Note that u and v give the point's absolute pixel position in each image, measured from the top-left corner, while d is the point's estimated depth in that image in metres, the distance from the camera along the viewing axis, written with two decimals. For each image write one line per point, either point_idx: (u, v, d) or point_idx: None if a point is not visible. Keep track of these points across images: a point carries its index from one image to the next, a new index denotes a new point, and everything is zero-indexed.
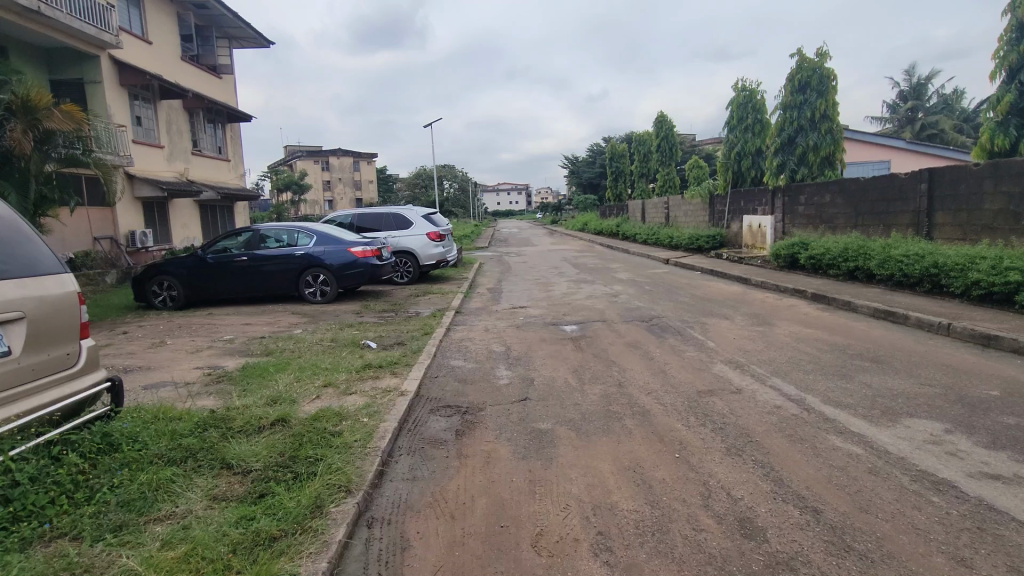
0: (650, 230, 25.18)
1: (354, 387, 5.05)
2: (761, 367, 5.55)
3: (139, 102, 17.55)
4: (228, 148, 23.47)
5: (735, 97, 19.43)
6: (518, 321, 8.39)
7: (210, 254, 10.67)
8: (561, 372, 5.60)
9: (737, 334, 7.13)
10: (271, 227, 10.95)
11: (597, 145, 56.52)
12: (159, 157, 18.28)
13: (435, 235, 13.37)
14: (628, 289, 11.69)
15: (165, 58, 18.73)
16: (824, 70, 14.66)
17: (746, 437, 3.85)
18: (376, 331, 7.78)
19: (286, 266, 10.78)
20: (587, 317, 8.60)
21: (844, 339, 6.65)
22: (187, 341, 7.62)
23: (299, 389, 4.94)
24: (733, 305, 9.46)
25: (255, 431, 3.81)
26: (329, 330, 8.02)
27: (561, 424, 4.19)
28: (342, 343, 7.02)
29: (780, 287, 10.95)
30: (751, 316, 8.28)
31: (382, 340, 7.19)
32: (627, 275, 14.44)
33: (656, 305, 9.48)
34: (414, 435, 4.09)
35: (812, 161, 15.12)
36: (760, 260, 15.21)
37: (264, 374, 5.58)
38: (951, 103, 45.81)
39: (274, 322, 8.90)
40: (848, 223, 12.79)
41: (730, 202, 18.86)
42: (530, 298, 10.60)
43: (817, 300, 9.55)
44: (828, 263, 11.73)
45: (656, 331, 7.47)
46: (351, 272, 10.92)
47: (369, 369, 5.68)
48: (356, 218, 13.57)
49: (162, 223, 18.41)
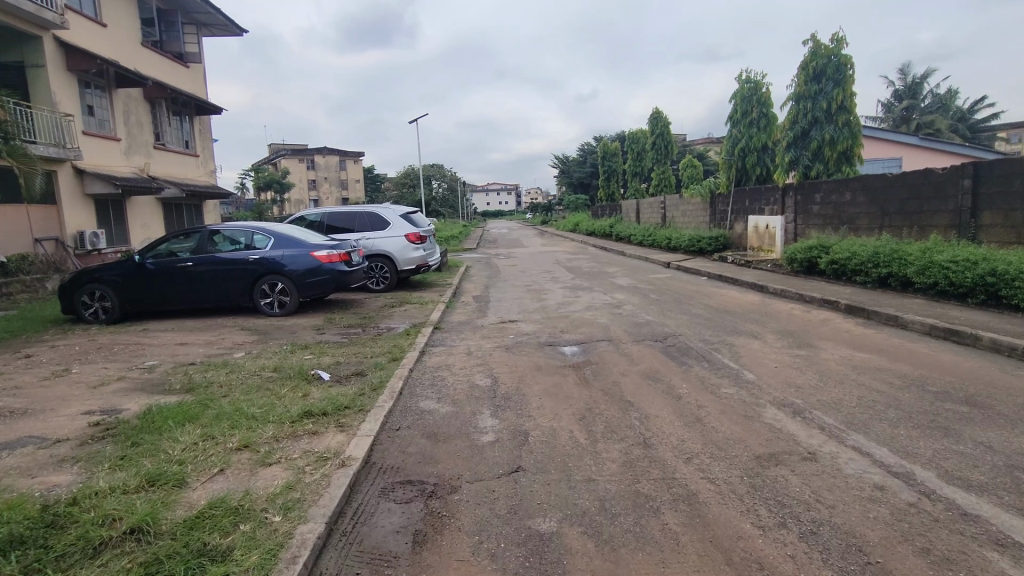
0: (646, 231, 23.94)
1: (279, 452, 3.64)
2: (827, 413, 4.21)
3: (91, 90, 16.00)
4: (196, 142, 21.90)
5: (739, 89, 18.09)
6: (506, 341, 7.02)
7: (150, 259, 9.21)
8: (565, 421, 4.23)
9: (775, 359, 5.79)
10: (223, 227, 9.50)
11: (588, 144, 55.28)
12: (115, 150, 16.75)
13: (415, 236, 11.92)
14: (631, 298, 10.34)
15: (120, 43, 17.17)
16: (841, 57, 13.39)
17: (862, 556, 2.49)
18: (333, 356, 6.36)
19: (238, 273, 9.31)
20: (589, 336, 7.25)
21: (912, 368, 5.35)
22: (98, 368, 6.16)
23: (199, 457, 3.53)
24: (758, 318, 8.15)
25: (86, 558, 2.41)
26: (277, 353, 6.58)
27: (572, 524, 2.81)
28: (286, 374, 5.60)
29: (804, 296, 9.66)
30: (784, 334, 6.96)
31: (337, 369, 5.78)
32: (627, 280, 13.15)
33: (667, 319, 8.14)
34: (349, 545, 2.71)
35: (828, 156, 13.85)
36: (771, 264, 13.97)
37: (165, 425, 4.15)
38: (947, 103, 44.81)
39: (217, 341, 7.46)
40: (872, 225, 11.55)
41: (734, 201, 17.64)
42: (521, 310, 9.24)
43: (853, 314, 8.27)
44: (854, 269, 10.47)
45: (674, 355, 6.14)
46: (315, 280, 9.46)
47: (307, 418, 4.27)
48: (327, 217, 12.15)
49: (119, 223, 16.86)
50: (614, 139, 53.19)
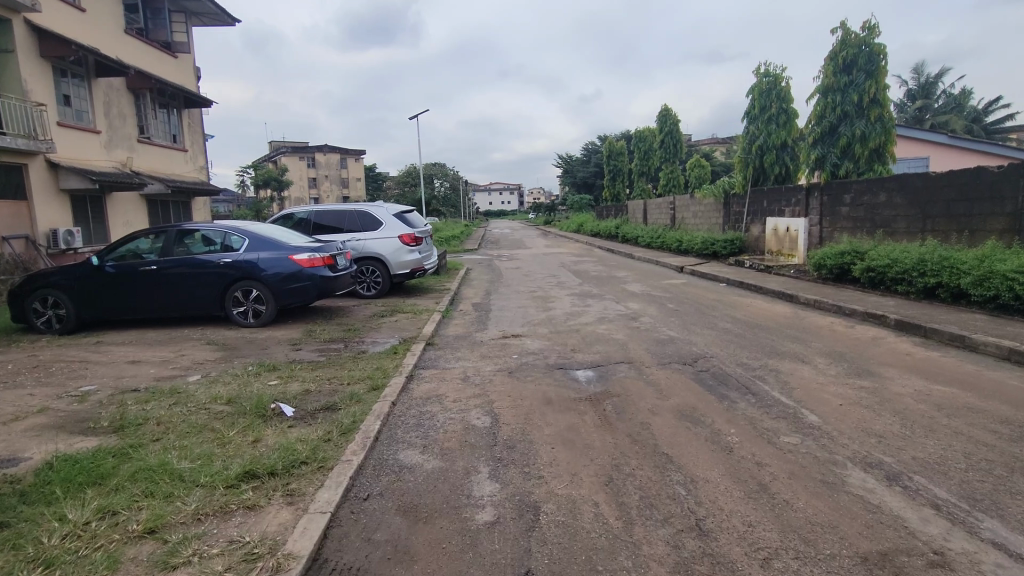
0: (654, 233, 22.94)
1: (193, 543, 2.61)
2: (934, 481, 3.19)
3: (68, 79, 15.06)
4: (184, 136, 20.95)
5: (756, 83, 17.01)
6: (509, 364, 5.99)
7: (110, 262, 8.25)
8: (587, 489, 3.19)
9: (836, 394, 4.75)
10: (195, 227, 8.54)
11: (592, 143, 54.29)
12: (94, 143, 15.81)
13: (410, 238, 10.88)
14: (648, 309, 9.30)
15: (101, 30, 16.25)
16: (873, 46, 12.32)
17: None
18: (303, 382, 5.34)
19: (208, 278, 8.31)
20: (606, 356, 6.24)
21: (1011, 408, 4.33)
22: (20, 395, 5.14)
23: (79, 555, 2.51)
24: (798, 335, 7.13)
25: None
26: (237, 377, 5.55)
27: None
28: (238, 408, 4.58)
29: (842, 308, 8.63)
30: (836, 359, 5.90)
31: (303, 402, 4.76)
32: (639, 287, 12.17)
33: (694, 336, 7.10)
34: None
35: (858, 154, 12.79)
36: (794, 271, 12.97)
37: (56, 491, 3.12)
38: (961, 102, 43.72)
39: (173, 360, 6.45)
40: (911, 229, 10.50)
41: (750, 202, 16.62)
42: (525, 322, 8.24)
43: (904, 331, 7.25)
44: (894, 278, 9.43)
45: (710, 386, 5.10)
46: (295, 286, 8.42)
47: (247, 481, 3.25)
48: (314, 216, 11.16)
49: (97, 221, 15.89)
50: (620, 138, 52.18)
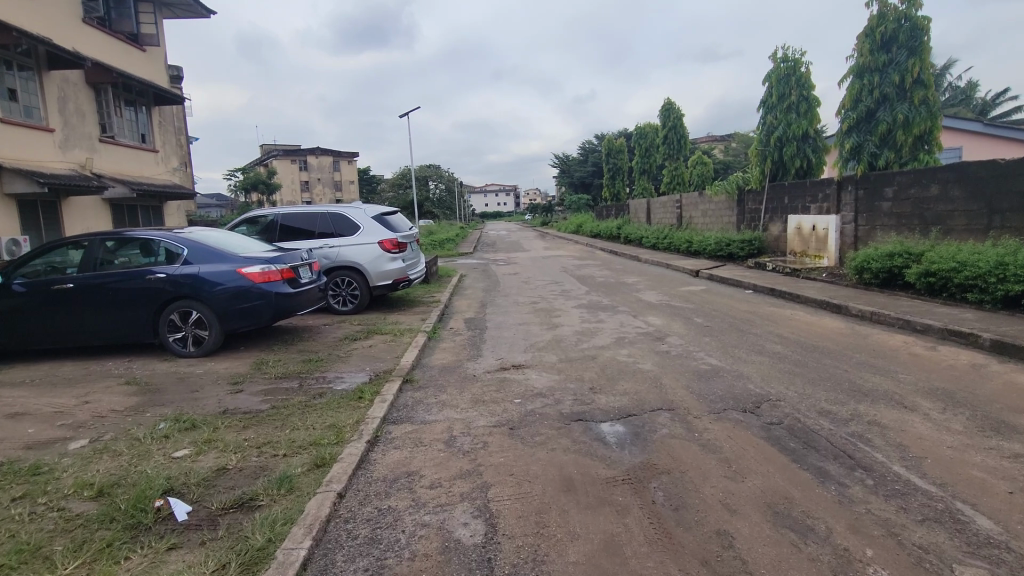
0: (660, 234, 21.47)
1: None
2: None
3: (15, 72, 13.50)
4: (155, 136, 19.41)
5: (773, 69, 15.50)
6: (509, 413, 4.50)
7: (21, 280, 6.77)
8: None
9: (990, 469, 3.24)
10: (126, 235, 7.00)
11: (589, 142, 52.90)
12: (46, 143, 14.26)
13: (392, 244, 9.34)
14: (672, 325, 7.82)
15: (53, 18, 14.71)
16: (915, 19, 10.91)
17: None
18: (222, 453, 3.79)
19: (137, 297, 6.76)
20: (637, 399, 4.74)
21: None
22: None
23: None
24: (873, 362, 5.65)
25: None
26: (135, 444, 4.00)
27: None
28: (106, 508, 3.04)
29: (910, 323, 7.15)
30: (947, 402, 4.39)
31: (208, 493, 3.23)
32: (655, 296, 10.68)
33: (743, 366, 5.59)
34: None
35: (900, 141, 11.33)
36: (827, 274, 11.53)
37: None
38: (970, 95, 42.68)
39: (70, 411, 4.90)
40: (974, 226, 9.07)
41: (769, 197, 15.18)
42: (528, 346, 6.73)
43: (1004, 354, 5.78)
44: (961, 285, 7.99)
45: (796, 454, 3.57)
46: (243, 307, 6.87)
47: None
48: (281, 220, 9.64)
49: (51, 229, 14.33)
50: (619, 136, 50.89)
